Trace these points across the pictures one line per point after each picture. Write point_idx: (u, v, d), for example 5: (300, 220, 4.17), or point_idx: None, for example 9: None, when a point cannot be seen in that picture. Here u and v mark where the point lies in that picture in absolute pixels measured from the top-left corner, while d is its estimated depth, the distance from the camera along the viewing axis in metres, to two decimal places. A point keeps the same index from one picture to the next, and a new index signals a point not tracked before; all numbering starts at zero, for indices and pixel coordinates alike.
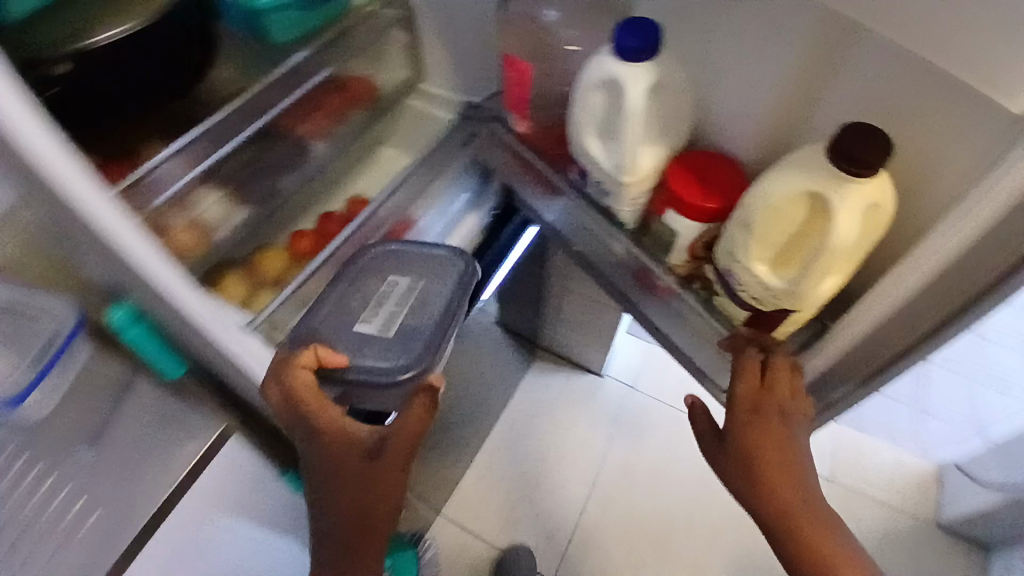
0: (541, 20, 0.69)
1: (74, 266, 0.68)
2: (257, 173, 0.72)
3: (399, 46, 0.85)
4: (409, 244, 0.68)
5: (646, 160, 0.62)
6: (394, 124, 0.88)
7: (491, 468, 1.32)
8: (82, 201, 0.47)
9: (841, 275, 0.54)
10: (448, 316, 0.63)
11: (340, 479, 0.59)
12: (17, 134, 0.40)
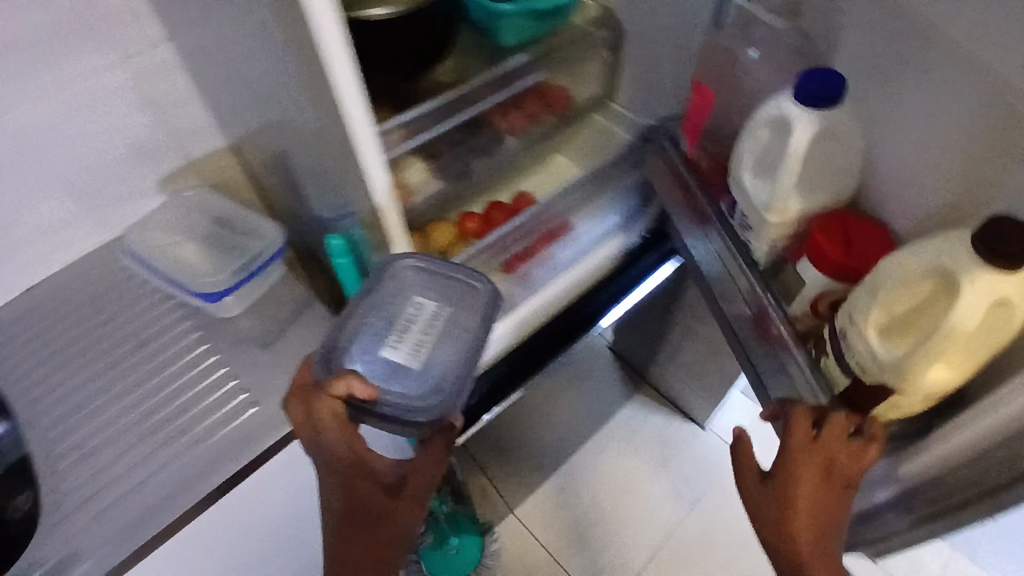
0: (742, 60, 0.70)
1: (299, 190, 0.83)
2: (455, 153, 0.81)
3: (601, 65, 0.88)
4: (435, 263, 0.70)
5: (797, 206, 0.65)
6: (574, 133, 0.94)
7: (571, 485, 1.35)
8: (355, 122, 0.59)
9: (955, 366, 0.54)
10: (473, 351, 0.64)
11: (355, 506, 0.59)
12: (325, 45, 0.53)
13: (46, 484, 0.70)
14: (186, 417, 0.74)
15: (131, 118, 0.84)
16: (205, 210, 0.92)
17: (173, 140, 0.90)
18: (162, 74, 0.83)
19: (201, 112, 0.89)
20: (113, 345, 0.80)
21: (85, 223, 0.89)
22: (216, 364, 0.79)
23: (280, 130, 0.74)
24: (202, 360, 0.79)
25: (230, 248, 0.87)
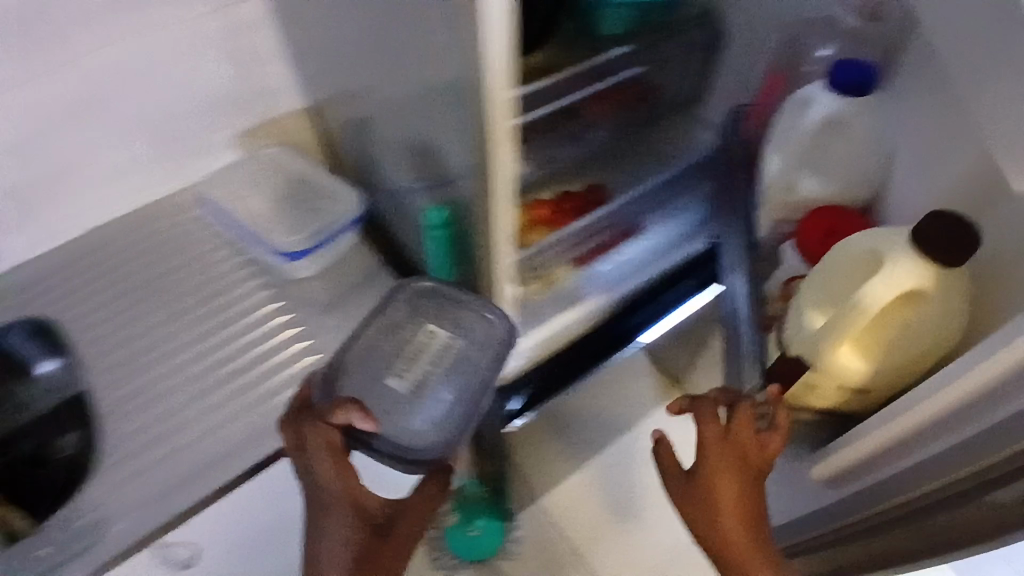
0: (813, 56, 0.79)
1: (386, 158, 0.81)
2: (547, 140, 0.78)
3: (701, 62, 0.84)
4: (450, 290, 0.81)
5: (802, 186, 0.75)
6: (662, 133, 0.91)
7: (597, 483, 1.32)
8: (492, 103, 0.53)
9: (862, 346, 0.63)
10: (479, 394, 0.79)
11: (343, 540, 0.63)
12: (486, 14, 0.47)
13: (124, 421, 0.73)
14: (256, 370, 0.77)
15: (218, 65, 0.85)
16: (287, 174, 0.92)
17: (257, 94, 0.90)
18: (251, 25, 0.84)
19: (285, 65, 0.89)
20: (191, 295, 0.82)
21: (166, 172, 0.90)
22: (290, 323, 0.80)
23: (371, 97, 0.73)
24: (276, 318, 0.80)
25: (309, 215, 0.87)
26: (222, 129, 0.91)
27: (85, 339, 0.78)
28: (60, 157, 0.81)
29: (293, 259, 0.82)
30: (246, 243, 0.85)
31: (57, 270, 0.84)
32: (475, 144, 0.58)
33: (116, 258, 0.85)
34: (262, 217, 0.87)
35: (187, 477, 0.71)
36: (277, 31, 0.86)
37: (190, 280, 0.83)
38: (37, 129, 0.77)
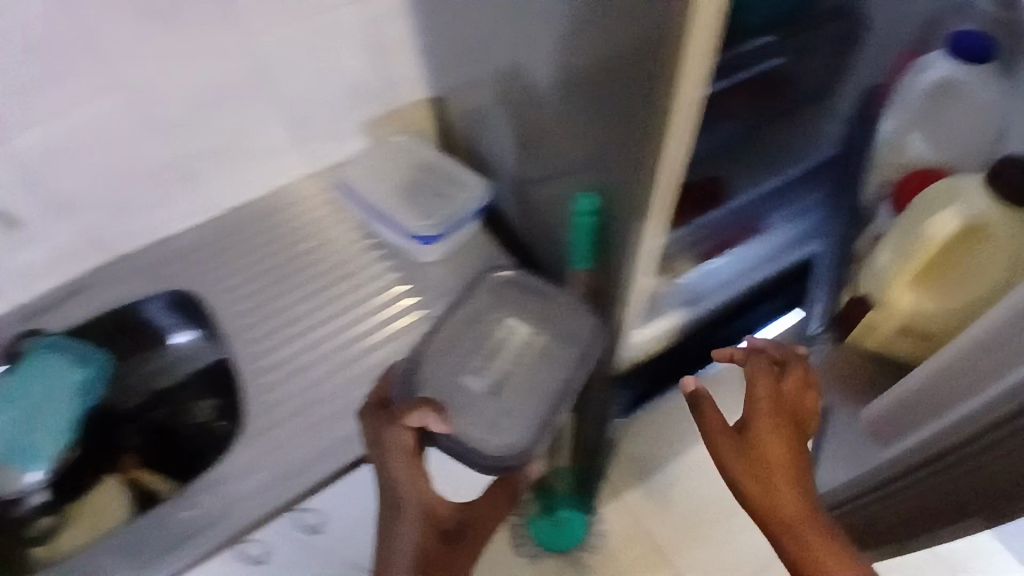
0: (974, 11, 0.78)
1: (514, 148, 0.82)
2: None
3: (834, 55, 0.82)
4: (534, 279, 0.84)
5: (914, 148, 0.79)
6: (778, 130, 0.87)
7: (685, 482, 1.32)
8: (686, 81, 0.54)
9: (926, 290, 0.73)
10: (567, 388, 0.77)
11: (419, 544, 0.65)
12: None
13: (263, 388, 0.78)
14: (386, 347, 0.81)
15: (356, 55, 0.90)
16: (419, 158, 0.95)
17: (387, 83, 0.96)
18: (391, 16, 0.89)
19: (416, 56, 0.94)
20: (324, 276, 0.86)
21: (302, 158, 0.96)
22: (418, 304, 0.84)
23: (511, 87, 0.76)
24: (405, 300, 0.84)
25: (436, 200, 0.89)
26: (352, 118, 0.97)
27: (230, 312, 0.83)
28: (215, 139, 0.87)
29: (426, 242, 0.86)
30: (373, 221, 0.89)
31: (201, 245, 0.91)
32: (650, 126, 0.59)
33: (254, 236, 0.91)
34: (388, 195, 0.90)
35: (324, 450, 0.75)
36: (413, 23, 0.91)
37: (325, 262, 0.87)
38: (200, 109, 0.84)
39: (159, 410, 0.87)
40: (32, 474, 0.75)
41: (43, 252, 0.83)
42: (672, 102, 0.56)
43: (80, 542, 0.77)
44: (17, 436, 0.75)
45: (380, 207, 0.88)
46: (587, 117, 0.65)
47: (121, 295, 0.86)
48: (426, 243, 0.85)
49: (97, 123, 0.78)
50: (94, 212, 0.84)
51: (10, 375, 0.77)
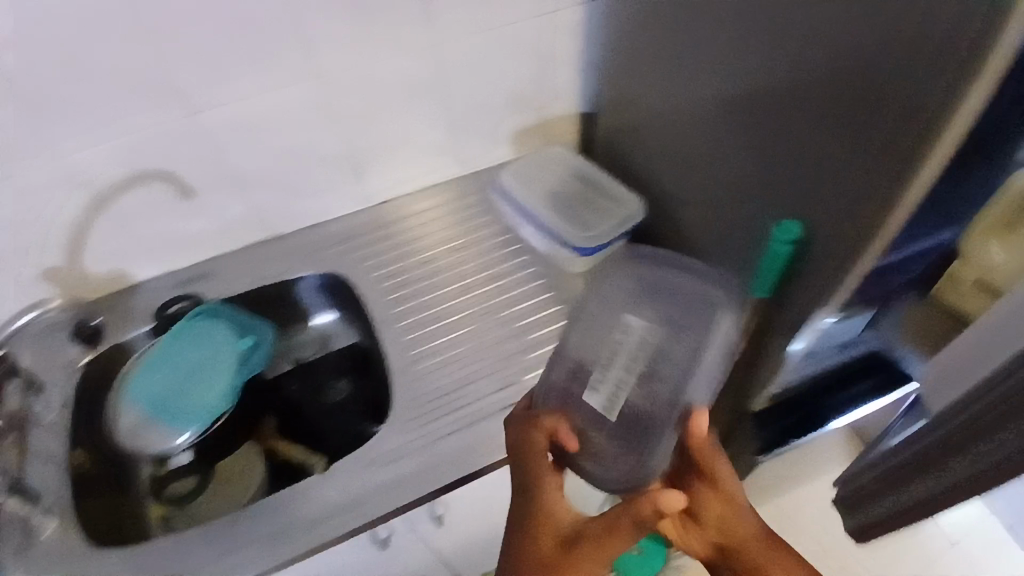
0: None
1: (692, 172, 0.82)
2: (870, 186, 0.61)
3: None
4: (667, 274, 0.78)
5: None
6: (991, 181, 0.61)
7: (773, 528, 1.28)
8: (927, 162, 0.52)
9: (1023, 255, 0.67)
10: (695, 354, 0.70)
11: (528, 528, 0.63)
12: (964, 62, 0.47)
13: (410, 379, 0.84)
14: (528, 352, 0.86)
15: (521, 72, 0.96)
16: (572, 169, 0.98)
17: (542, 102, 1.01)
18: (561, 39, 0.94)
19: (574, 80, 1.00)
20: (476, 277, 0.94)
21: (451, 163, 1.02)
22: (561, 316, 0.89)
23: (683, 120, 0.80)
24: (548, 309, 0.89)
25: (590, 213, 0.93)
26: (504, 130, 1.02)
27: (382, 300, 0.92)
28: (380, 137, 0.94)
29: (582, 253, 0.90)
30: (524, 224, 0.95)
31: (353, 235, 0.98)
32: (868, 193, 0.57)
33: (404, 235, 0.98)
34: (540, 202, 0.95)
35: (467, 446, 0.79)
36: (579, 49, 0.96)
37: (472, 263, 0.95)
38: (374, 109, 0.90)
39: (291, 389, 0.92)
40: (184, 435, 0.78)
41: (214, 222, 0.91)
42: (897, 178, 0.54)
43: (212, 514, 0.81)
44: (178, 394, 0.79)
45: (539, 215, 0.93)
46: (795, 162, 0.65)
47: (277, 271, 0.93)
48: (576, 254, 0.91)
49: (285, 112, 0.85)
50: (266, 193, 0.92)
51: (178, 336, 0.82)
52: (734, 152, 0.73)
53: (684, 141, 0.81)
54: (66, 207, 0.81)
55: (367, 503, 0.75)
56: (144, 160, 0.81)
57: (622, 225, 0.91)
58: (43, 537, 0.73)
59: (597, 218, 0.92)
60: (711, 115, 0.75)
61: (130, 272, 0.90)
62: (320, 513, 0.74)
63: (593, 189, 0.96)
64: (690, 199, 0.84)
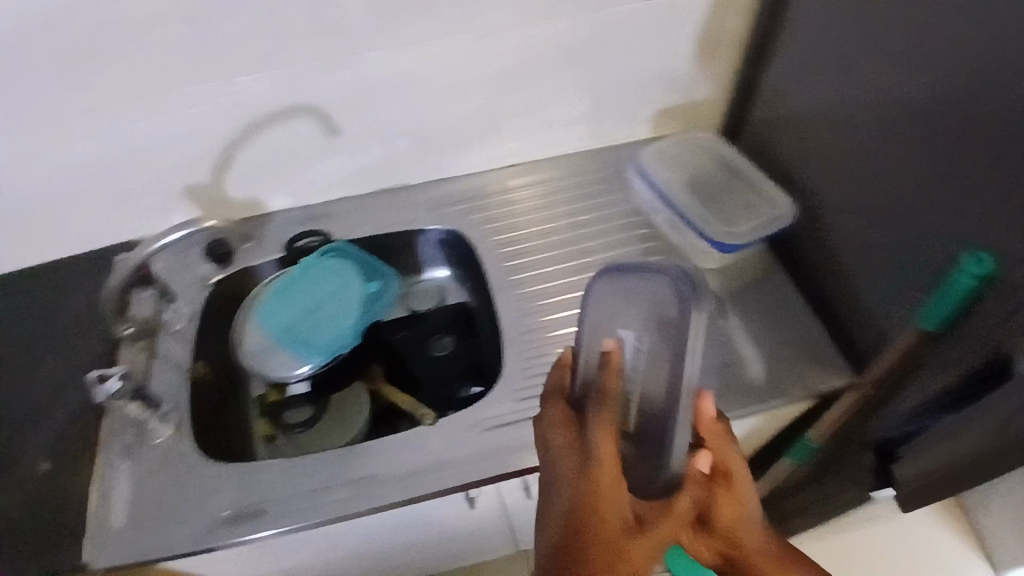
0: None
1: (847, 178, 0.75)
2: None
3: None
4: (626, 274, 0.63)
5: None
6: None
7: None
8: None
9: None
10: (678, 326, 0.60)
11: (582, 520, 0.53)
12: None
13: (520, 349, 0.83)
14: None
15: (678, 48, 0.90)
16: (717, 159, 0.92)
17: (694, 82, 0.95)
18: (731, 15, 0.87)
19: (734, 62, 0.93)
20: (596, 256, 0.90)
21: (584, 134, 0.99)
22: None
23: (848, 119, 0.73)
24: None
25: (734, 208, 0.87)
26: (647, 107, 0.97)
27: (497, 265, 0.91)
28: (519, 100, 0.91)
29: (728, 247, 0.83)
30: (659, 210, 0.91)
31: (476, 195, 0.98)
32: None
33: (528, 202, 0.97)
34: (680, 188, 0.89)
35: None
36: (747, 29, 0.89)
37: (594, 241, 0.92)
38: (519, 71, 0.88)
39: (395, 336, 0.92)
40: (306, 365, 0.80)
41: (348, 164, 0.93)
42: None
43: (317, 447, 0.82)
44: (306, 326, 0.82)
45: (682, 202, 0.87)
46: (995, 178, 0.58)
47: (401, 221, 0.95)
48: (713, 250, 0.85)
49: (432, 63, 0.84)
50: (401, 141, 0.92)
51: (306, 270, 0.85)
52: (908, 162, 0.66)
53: (847, 140, 0.74)
54: (220, 131, 0.84)
55: (457, 469, 0.74)
56: (294, 95, 0.83)
57: (766, 224, 0.83)
58: (158, 441, 0.76)
59: (746, 215, 0.85)
60: (887, 116, 0.68)
61: (265, 201, 0.94)
62: (411, 468, 0.75)
63: (741, 182, 0.89)
64: (840, 208, 0.77)
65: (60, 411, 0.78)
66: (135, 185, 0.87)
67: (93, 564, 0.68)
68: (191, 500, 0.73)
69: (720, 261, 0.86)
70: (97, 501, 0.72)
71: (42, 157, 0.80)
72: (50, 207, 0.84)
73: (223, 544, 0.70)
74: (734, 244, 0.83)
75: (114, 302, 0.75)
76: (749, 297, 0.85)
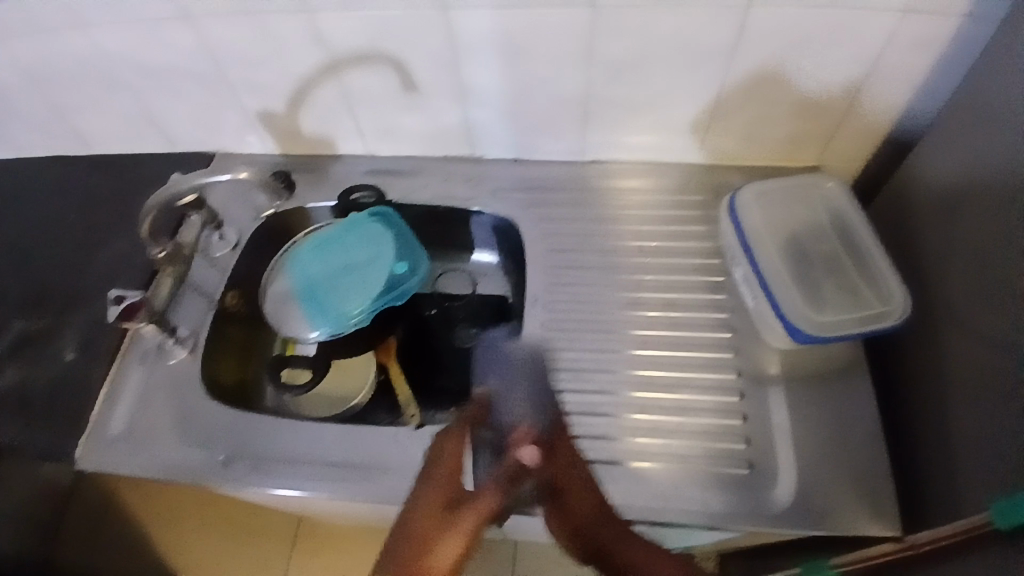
0: None
1: (986, 297, 0.58)
2: None
3: None
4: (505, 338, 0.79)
5: None
6: None
7: None
8: None
9: None
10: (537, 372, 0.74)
11: (421, 513, 0.52)
12: None
13: None
14: (669, 405, 0.71)
15: (830, 70, 0.72)
16: (833, 222, 0.75)
17: (841, 114, 0.77)
18: (911, 43, 0.68)
19: (901, 99, 0.73)
20: (653, 292, 0.79)
21: (691, 144, 0.85)
22: (730, 389, 0.72)
23: (1006, 224, 0.55)
24: (721, 372, 0.73)
25: (828, 291, 0.71)
26: (771, 129, 0.80)
27: (541, 272, 0.82)
28: (620, 92, 0.79)
29: (801, 341, 0.68)
30: (738, 264, 0.75)
31: (549, 184, 0.89)
32: None
33: (602, 209, 0.86)
34: (771, 248, 0.74)
35: None
36: (930, 64, 0.69)
37: (656, 271, 0.80)
38: (624, 61, 0.75)
39: (426, 314, 0.87)
40: (314, 332, 0.78)
41: (422, 124, 0.87)
42: None
43: (342, 405, 0.83)
44: (329, 287, 0.81)
45: (764, 266, 0.72)
46: None
47: (461, 196, 0.89)
48: (785, 334, 0.70)
49: (524, 33, 0.73)
50: (479, 111, 0.84)
51: (351, 228, 0.83)
52: None
53: (1000, 251, 0.56)
54: (295, 66, 0.81)
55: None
56: (372, 43, 0.77)
57: (862, 325, 0.67)
58: (172, 361, 0.80)
59: (838, 307, 0.69)
60: None
61: (337, 143, 0.91)
62: (378, 464, 0.72)
63: (848, 262, 0.72)
64: (965, 332, 0.60)
65: (102, 303, 0.84)
66: (217, 101, 0.87)
67: (84, 461, 0.74)
68: (178, 426, 0.76)
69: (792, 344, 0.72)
70: (105, 402, 0.78)
71: (136, 56, 0.82)
72: (144, 100, 0.89)
73: (198, 479, 0.73)
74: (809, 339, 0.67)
75: (148, 224, 0.75)
76: (814, 394, 0.71)
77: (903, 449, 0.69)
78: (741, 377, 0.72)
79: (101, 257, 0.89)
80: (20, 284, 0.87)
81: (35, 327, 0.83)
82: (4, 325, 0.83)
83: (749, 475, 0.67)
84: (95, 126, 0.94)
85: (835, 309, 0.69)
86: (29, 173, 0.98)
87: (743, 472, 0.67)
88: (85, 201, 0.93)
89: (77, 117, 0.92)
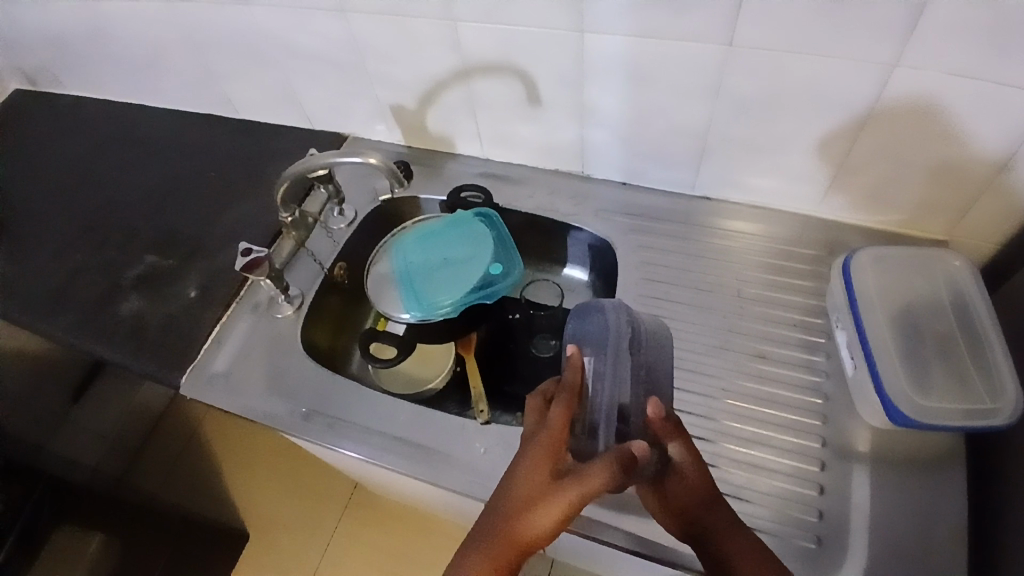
0: None
1: None
2: None
3: None
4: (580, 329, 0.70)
5: None
6: None
7: None
8: None
9: None
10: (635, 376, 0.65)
11: (538, 504, 0.53)
12: None
13: None
14: (740, 459, 0.69)
15: (978, 142, 0.67)
16: (953, 301, 0.70)
17: (981, 190, 0.72)
18: None
19: None
20: (743, 341, 0.77)
21: (807, 195, 0.82)
22: (809, 456, 0.69)
23: None
24: (802, 437, 0.70)
25: (935, 372, 0.66)
26: (900, 194, 0.77)
27: (632, 298, 0.82)
28: (741, 131, 0.78)
29: (898, 421, 0.64)
30: (842, 326, 0.72)
31: (655, 213, 0.89)
32: None
33: (704, 247, 0.85)
34: (880, 316, 0.70)
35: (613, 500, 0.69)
36: None
37: (750, 318, 0.78)
38: (751, 101, 0.74)
39: (510, 317, 0.91)
40: (405, 314, 0.82)
41: (539, 136, 0.89)
42: None
43: (421, 388, 0.87)
44: (427, 275, 0.85)
45: (870, 334, 0.69)
46: None
47: (565, 211, 0.90)
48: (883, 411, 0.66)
49: (654, 62, 0.74)
50: (597, 131, 0.85)
51: (456, 224, 0.88)
52: None
53: None
54: (430, 66, 0.85)
55: (482, 481, 0.72)
56: (504, 54, 0.80)
57: (969, 418, 0.62)
58: (278, 317, 0.86)
59: (946, 393, 0.65)
60: None
61: (456, 142, 0.96)
62: (442, 452, 0.74)
63: (958, 345, 0.68)
64: None
65: (225, 255, 0.93)
66: (354, 87, 0.94)
67: (187, 391, 0.81)
68: (271, 377, 0.82)
69: (887, 424, 0.68)
70: (214, 341, 0.85)
71: (290, 37, 0.89)
72: (290, 79, 0.97)
73: (279, 430, 0.78)
74: (909, 420, 0.63)
75: (283, 189, 0.82)
76: (901, 480, 0.66)
77: (994, 563, 0.63)
78: (822, 445, 0.69)
79: (229, 217, 0.98)
80: (159, 225, 0.97)
81: (164, 265, 0.92)
82: (138, 258, 0.93)
83: (815, 550, 0.64)
84: (242, 96, 1.03)
85: (939, 395, 0.65)
86: (182, 128, 1.09)
87: (810, 545, 0.64)
88: (228, 161, 1.03)
89: (230, 85, 1.02)
